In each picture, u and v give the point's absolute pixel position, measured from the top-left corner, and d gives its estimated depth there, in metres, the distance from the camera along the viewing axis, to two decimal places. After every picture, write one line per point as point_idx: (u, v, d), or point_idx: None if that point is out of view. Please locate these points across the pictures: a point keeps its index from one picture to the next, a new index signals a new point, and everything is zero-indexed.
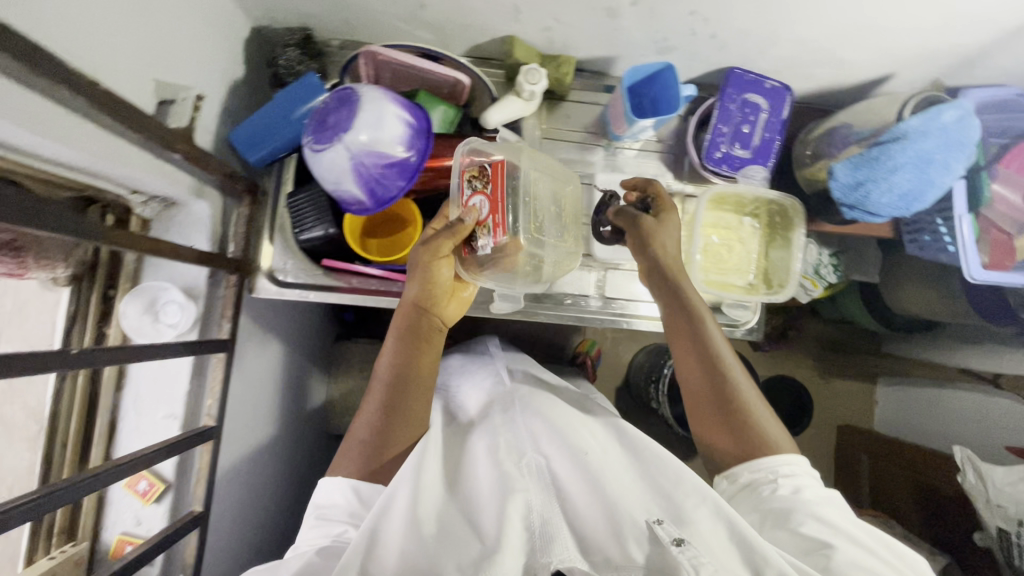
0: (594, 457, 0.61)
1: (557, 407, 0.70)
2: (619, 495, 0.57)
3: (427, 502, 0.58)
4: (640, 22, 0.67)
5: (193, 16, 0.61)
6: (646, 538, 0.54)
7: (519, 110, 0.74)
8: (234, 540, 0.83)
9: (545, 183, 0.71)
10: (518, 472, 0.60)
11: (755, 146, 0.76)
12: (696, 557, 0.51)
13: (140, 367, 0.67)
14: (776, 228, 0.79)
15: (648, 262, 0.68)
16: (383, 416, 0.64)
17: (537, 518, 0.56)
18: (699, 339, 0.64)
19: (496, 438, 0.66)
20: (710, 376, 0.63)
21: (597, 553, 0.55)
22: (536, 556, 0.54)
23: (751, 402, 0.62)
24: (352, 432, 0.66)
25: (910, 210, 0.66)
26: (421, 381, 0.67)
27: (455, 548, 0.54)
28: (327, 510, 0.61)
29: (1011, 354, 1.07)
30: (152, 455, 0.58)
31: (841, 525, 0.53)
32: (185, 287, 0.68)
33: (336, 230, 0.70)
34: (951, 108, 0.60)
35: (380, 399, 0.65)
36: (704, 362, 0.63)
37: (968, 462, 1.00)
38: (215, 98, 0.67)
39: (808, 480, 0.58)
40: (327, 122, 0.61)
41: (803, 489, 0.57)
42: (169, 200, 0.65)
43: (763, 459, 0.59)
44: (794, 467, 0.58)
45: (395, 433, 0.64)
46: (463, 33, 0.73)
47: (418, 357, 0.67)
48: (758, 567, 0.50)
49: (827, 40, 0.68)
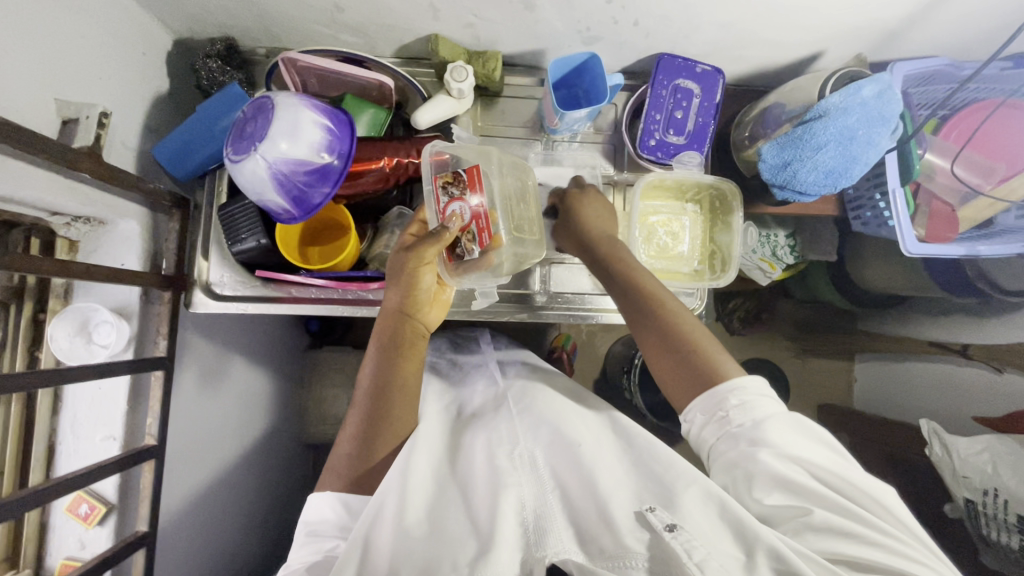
0: (587, 449, 0.62)
1: (552, 407, 0.70)
2: (608, 486, 0.57)
3: (418, 508, 0.57)
4: (559, 13, 0.67)
5: (100, 34, 0.60)
6: (639, 529, 0.53)
7: (449, 109, 0.74)
8: (194, 549, 0.82)
9: (510, 183, 0.71)
10: (509, 467, 0.61)
11: (689, 131, 0.76)
12: (688, 541, 0.49)
13: (75, 390, 0.66)
14: (717, 213, 0.79)
15: (586, 238, 0.72)
16: (361, 423, 0.62)
17: (531, 514, 0.56)
18: (635, 303, 0.64)
19: (487, 438, 0.65)
20: (652, 330, 0.62)
21: (591, 543, 0.53)
22: (531, 551, 0.54)
23: (698, 341, 0.59)
24: (336, 451, 0.64)
25: (837, 186, 0.67)
26: (405, 385, 0.64)
27: (450, 550, 0.53)
28: (317, 526, 0.59)
29: (980, 325, 1.07)
30: (79, 479, 0.57)
31: (815, 484, 0.51)
32: (118, 306, 0.67)
33: (268, 241, 0.68)
34: (870, 83, 0.61)
35: (363, 405, 0.63)
36: (647, 318, 0.62)
37: (934, 436, 1.01)
38: (133, 115, 0.66)
39: (764, 402, 0.55)
40: (246, 132, 0.60)
41: (763, 423, 0.54)
42: (95, 219, 0.64)
43: (711, 389, 0.56)
44: (744, 393, 0.55)
45: (380, 442, 0.62)
46: (388, 34, 0.72)
47: (401, 365, 0.64)
48: (749, 546, 0.49)
49: (749, 22, 0.68)
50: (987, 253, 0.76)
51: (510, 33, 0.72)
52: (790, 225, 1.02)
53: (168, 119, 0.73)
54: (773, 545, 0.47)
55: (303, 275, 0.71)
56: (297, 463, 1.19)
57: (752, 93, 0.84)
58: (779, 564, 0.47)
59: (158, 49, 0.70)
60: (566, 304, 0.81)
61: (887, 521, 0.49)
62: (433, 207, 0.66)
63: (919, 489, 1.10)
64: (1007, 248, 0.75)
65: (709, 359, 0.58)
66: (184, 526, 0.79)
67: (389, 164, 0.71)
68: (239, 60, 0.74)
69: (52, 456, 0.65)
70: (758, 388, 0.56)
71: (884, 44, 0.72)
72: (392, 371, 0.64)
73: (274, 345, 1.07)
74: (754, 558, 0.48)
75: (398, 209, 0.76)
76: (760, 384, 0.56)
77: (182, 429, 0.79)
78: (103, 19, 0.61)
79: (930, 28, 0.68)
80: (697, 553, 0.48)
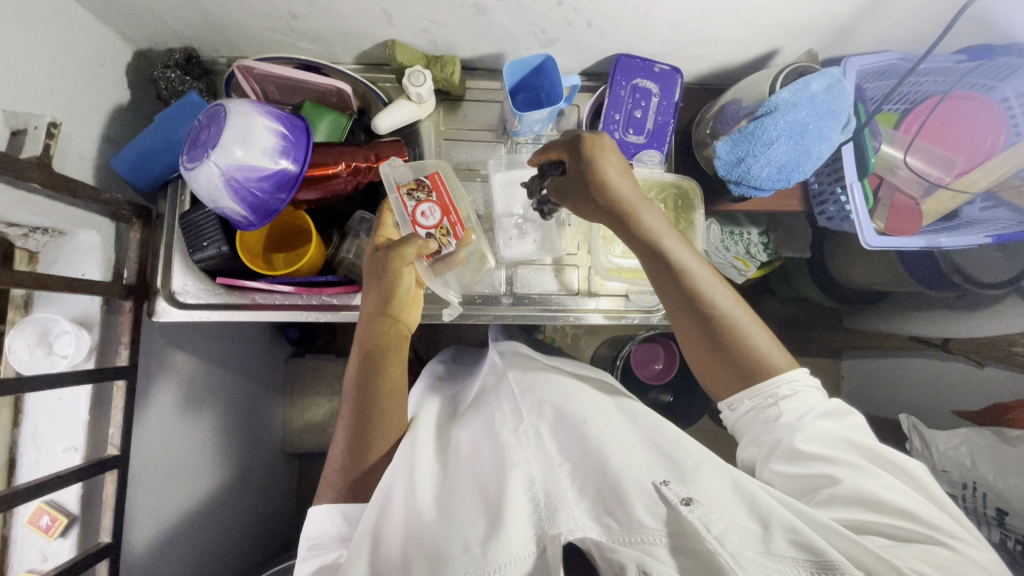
0: (593, 425, 0.62)
1: (558, 389, 0.69)
2: (619, 461, 0.56)
3: (425, 497, 0.58)
4: (510, 16, 0.68)
5: (55, 46, 0.61)
6: (655, 504, 0.52)
7: (410, 113, 0.75)
8: (178, 543, 0.82)
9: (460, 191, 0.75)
10: (515, 444, 0.61)
11: (649, 130, 0.76)
12: (706, 515, 0.48)
13: (35, 401, 0.65)
14: (679, 211, 0.77)
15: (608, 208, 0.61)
16: (349, 435, 0.63)
17: (540, 489, 0.57)
18: (693, 304, 0.62)
19: (487, 423, 0.66)
20: (707, 332, 0.61)
21: (609, 517, 0.53)
22: (545, 528, 0.53)
23: (751, 336, 0.61)
24: (331, 462, 0.64)
25: (791, 181, 0.69)
26: (389, 385, 0.65)
27: (461, 530, 0.53)
28: (318, 539, 0.58)
29: (961, 319, 1.06)
30: (34, 489, 0.56)
31: (844, 457, 0.55)
32: (80, 316, 0.67)
33: (229, 248, 0.69)
34: (817, 79, 0.64)
35: (350, 413, 0.64)
36: (701, 320, 0.61)
37: (913, 430, 0.99)
38: (91, 125, 0.67)
39: (811, 394, 0.60)
40: (200, 139, 0.61)
41: (804, 412, 0.58)
42: (54, 230, 0.64)
43: (764, 384, 0.60)
44: (796, 384, 0.60)
45: (374, 446, 0.63)
46: (346, 40, 0.74)
47: (385, 372, 0.65)
48: (765, 518, 0.49)
49: (698, 22, 0.69)
50: (946, 245, 0.76)
51: (467, 37, 0.73)
52: (763, 223, 1.02)
53: (128, 129, 0.74)
54: (793, 523, 0.48)
55: (265, 281, 0.71)
56: (283, 474, 1.18)
57: (714, 91, 0.85)
58: (798, 538, 0.47)
59: (117, 60, 0.71)
60: (533, 304, 0.81)
61: (914, 496, 0.52)
62: (399, 207, 0.69)
63: None
64: (967, 239, 0.76)
65: (763, 355, 0.61)
66: (168, 534, 0.80)
67: (347, 170, 0.71)
68: (200, 69, 0.76)
69: (13, 466, 0.65)
70: (805, 379, 0.60)
71: (838, 40, 0.73)
72: (376, 376, 0.65)
73: (252, 355, 1.06)
74: (770, 530, 0.48)
75: (359, 214, 0.77)
76: (808, 375, 0.60)
77: (159, 437, 0.79)
78: (57, 31, 0.61)
79: (877, 24, 0.70)
80: (716, 527, 0.48)
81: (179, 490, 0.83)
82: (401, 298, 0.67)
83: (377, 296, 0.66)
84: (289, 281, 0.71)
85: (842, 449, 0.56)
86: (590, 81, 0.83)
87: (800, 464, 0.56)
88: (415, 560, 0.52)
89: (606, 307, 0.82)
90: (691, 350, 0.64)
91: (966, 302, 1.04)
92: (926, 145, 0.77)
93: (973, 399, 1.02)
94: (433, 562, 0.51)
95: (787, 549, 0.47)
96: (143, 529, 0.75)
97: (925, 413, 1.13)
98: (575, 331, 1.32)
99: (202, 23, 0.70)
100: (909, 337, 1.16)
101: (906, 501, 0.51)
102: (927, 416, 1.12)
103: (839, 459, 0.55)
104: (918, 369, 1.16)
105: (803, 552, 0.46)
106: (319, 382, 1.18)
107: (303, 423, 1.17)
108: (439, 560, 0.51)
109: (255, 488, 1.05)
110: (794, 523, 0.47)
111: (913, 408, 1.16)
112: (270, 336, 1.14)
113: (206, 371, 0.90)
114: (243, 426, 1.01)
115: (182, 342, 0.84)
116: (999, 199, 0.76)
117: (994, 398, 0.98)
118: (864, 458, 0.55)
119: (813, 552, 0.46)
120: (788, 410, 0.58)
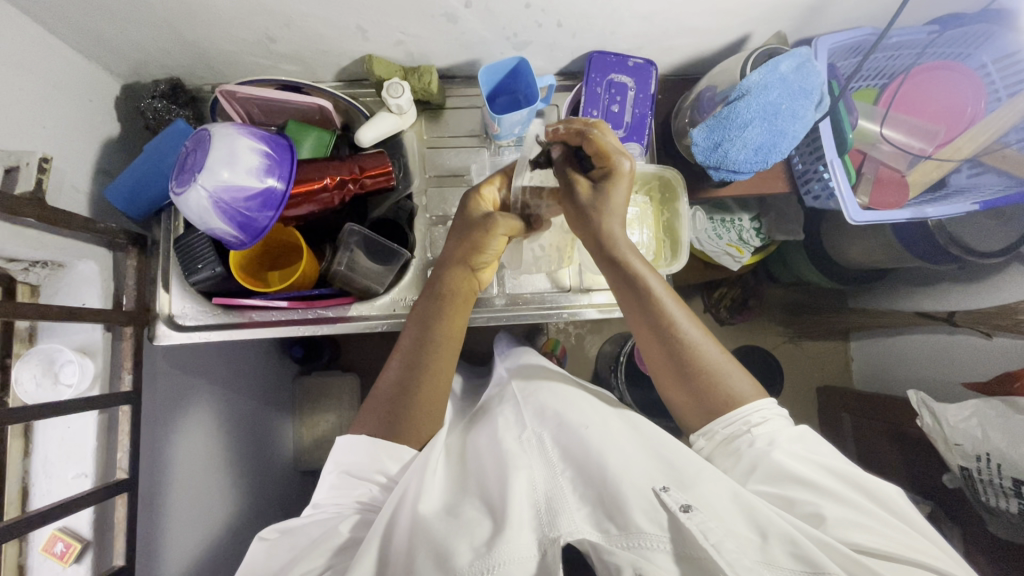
0: (592, 431, 0.62)
1: (559, 396, 0.70)
2: (618, 467, 0.57)
3: (432, 499, 0.59)
4: (482, 22, 0.70)
5: (41, 83, 0.63)
6: (654, 509, 0.53)
7: (392, 124, 0.76)
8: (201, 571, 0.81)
9: None
10: (518, 452, 0.62)
11: (628, 123, 0.77)
12: (704, 522, 0.50)
13: (45, 429, 0.66)
14: (663, 202, 0.82)
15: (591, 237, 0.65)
16: (404, 363, 0.66)
17: (542, 495, 0.57)
18: (667, 335, 0.63)
19: (492, 432, 0.67)
20: (682, 377, 0.63)
21: (608, 521, 0.54)
22: (545, 531, 0.54)
23: (730, 376, 0.62)
24: (377, 389, 0.67)
25: (768, 161, 0.71)
26: (446, 341, 0.66)
27: (466, 529, 0.54)
28: (350, 467, 0.62)
29: (966, 292, 1.05)
30: (43, 515, 0.57)
31: (825, 485, 0.56)
32: (82, 345, 0.68)
33: (223, 268, 0.71)
34: (786, 59, 0.66)
35: (407, 346, 0.67)
36: (679, 368, 0.63)
37: (922, 405, 0.96)
38: (84, 159, 0.69)
39: (778, 422, 0.61)
40: (186, 165, 0.62)
41: (776, 437, 0.60)
42: (53, 262, 0.65)
43: (737, 411, 0.61)
44: (766, 413, 0.61)
45: (420, 396, 0.64)
46: (324, 59, 0.76)
47: (450, 316, 0.67)
48: (763, 528, 0.51)
49: (667, 15, 0.70)
50: (934, 214, 0.75)
51: (441, 46, 0.75)
52: (754, 208, 1.02)
53: (120, 160, 0.76)
54: (792, 536, 0.49)
55: (261, 298, 0.72)
56: (297, 492, 1.17)
57: (689, 81, 0.86)
58: (797, 550, 0.49)
59: (103, 94, 0.73)
60: (526, 303, 0.81)
61: (894, 521, 0.53)
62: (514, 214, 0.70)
63: (918, 462, 1.07)
64: (956, 207, 0.75)
65: (732, 393, 0.62)
66: (198, 552, 0.81)
67: (333, 182, 0.73)
68: (186, 97, 0.78)
69: (27, 494, 0.65)
70: (773, 409, 0.62)
71: (809, 19, 0.74)
72: (437, 319, 0.66)
73: (259, 377, 1.06)
74: (768, 539, 0.50)
75: (348, 227, 0.75)
76: (776, 403, 0.62)
77: (175, 459, 0.79)
78: (44, 68, 0.63)
79: (846, 2, 0.70)
80: (713, 535, 0.49)
81: (204, 511, 0.84)
82: (485, 258, 0.68)
83: (461, 246, 0.68)
84: (284, 297, 0.74)
85: (825, 476, 0.57)
86: (567, 79, 0.85)
87: (780, 486, 0.57)
88: (419, 555, 0.53)
89: (600, 302, 0.82)
90: (658, 371, 0.65)
91: (967, 274, 1.04)
92: (904, 118, 0.78)
93: (981, 370, 1.00)
94: (439, 559, 0.51)
95: (786, 561, 0.49)
96: (167, 544, 0.75)
97: (936, 389, 1.10)
98: (578, 330, 1.32)
99: (185, 52, 0.72)
100: (916, 313, 1.15)
101: (887, 535, 0.52)
102: (937, 392, 1.10)
103: (828, 494, 0.55)
104: (926, 343, 1.14)
105: (800, 564, 0.48)
106: (325, 396, 1.20)
107: (313, 438, 1.17)
108: (443, 555, 0.52)
109: (273, 508, 1.05)
110: (793, 535, 0.49)
111: (921, 384, 1.15)
112: (274, 356, 1.15)
113: (217, 391, 0.91)
114: (256, 446, 1.02)
115: (190, 363, 0.85)
116: (985, 164, 0.77)
117: (1001, 367, 0.96)
118: (845, 487, 0.56)
119: (809, 562, 0.48)
120: (761, 439, 0.59)
